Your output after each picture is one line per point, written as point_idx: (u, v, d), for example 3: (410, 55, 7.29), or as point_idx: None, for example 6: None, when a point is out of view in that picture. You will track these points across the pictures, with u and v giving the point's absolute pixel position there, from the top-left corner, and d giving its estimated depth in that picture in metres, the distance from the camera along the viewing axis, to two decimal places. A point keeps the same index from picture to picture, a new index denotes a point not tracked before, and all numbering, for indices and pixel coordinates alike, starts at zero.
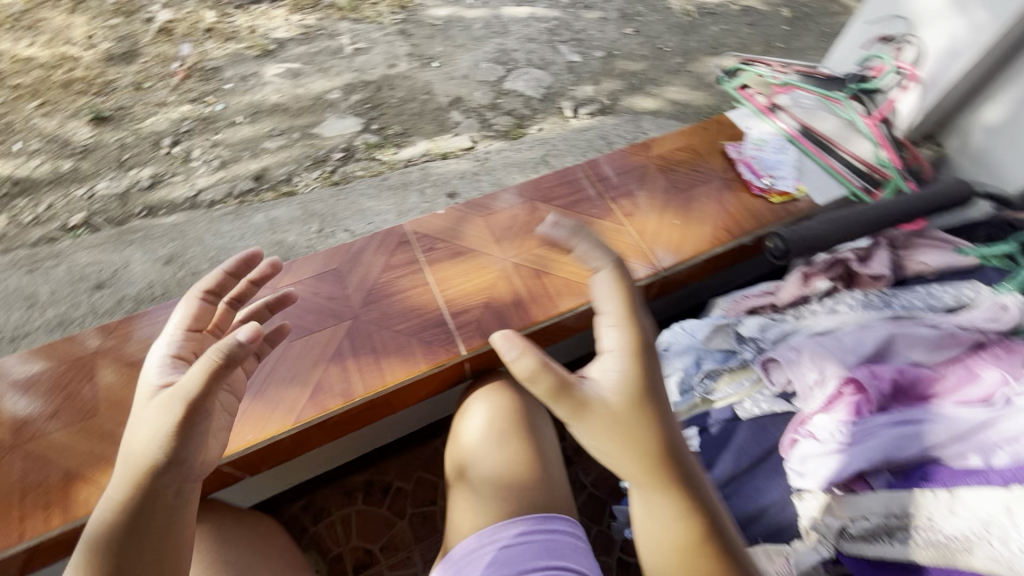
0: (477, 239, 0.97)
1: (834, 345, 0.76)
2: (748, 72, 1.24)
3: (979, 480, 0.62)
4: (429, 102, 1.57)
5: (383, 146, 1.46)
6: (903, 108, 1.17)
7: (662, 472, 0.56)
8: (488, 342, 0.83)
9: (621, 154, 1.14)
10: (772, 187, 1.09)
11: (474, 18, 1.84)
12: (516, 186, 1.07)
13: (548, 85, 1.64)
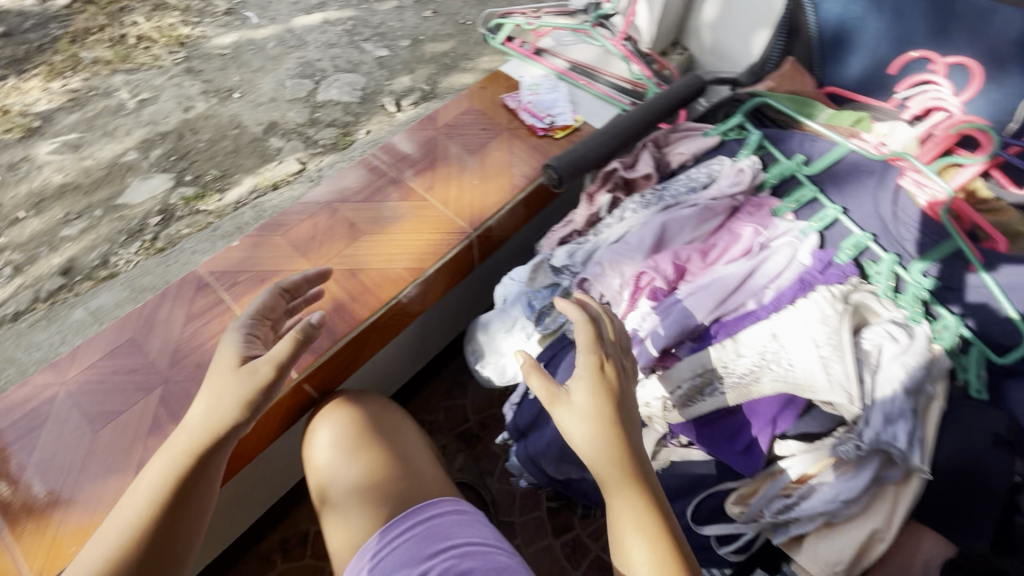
0: (280, 259, 0.92)
1: (624, 248, 0.83)
2: (507, 23, 1.28)
3: (752, 320, 0.73)
4: (241, 136, 1.33)
5: (204, 196, 1.20)
6: (641, 23, 1.22)
7: (615, 457, 0.62)
8: (318, 357, 0.81)
9: (419, 133, 1.12)
10: (554, 124, 1.11)
11: (265, 38, 1.58)
12: (312, 195, 1.02)
13: (363, 87, 1.46)
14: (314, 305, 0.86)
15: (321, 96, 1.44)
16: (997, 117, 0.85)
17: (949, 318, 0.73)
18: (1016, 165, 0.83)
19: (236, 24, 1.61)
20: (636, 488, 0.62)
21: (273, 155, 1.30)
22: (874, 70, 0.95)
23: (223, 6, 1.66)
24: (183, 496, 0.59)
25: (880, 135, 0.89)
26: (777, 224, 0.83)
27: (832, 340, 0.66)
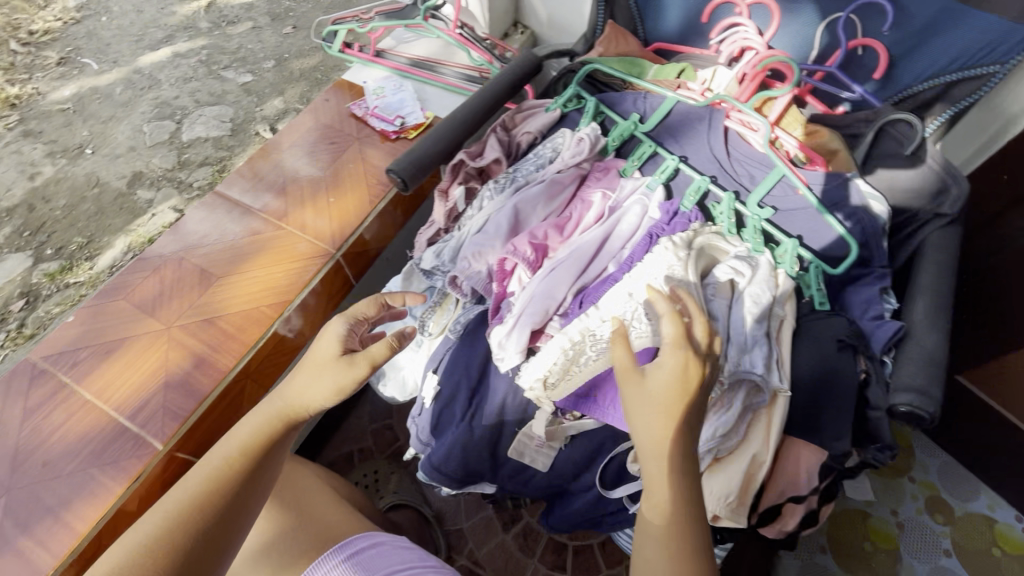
0: (128, 325, 0.84)
1: (483, 237, 0.80)
2: (341, 28, 1.21)
3: (609, 283, 0.75)
4: (103, 195, 1.22)
5: (72, 268, 1.12)
6: (476, 12, 1.24)
7: (675, 470, 0.52)
8: (187, 420, 0.75)
9: (278, 161, 1.07)
10: (405, 125, 1.09)
11: (110, 83, 1.41)
12: (163, 246, 0.94)
13: (232, 119, 1.38)
14: (172, 365, 0.80)
15: (186, 134, 1.34)
16: (800, 48, 0.92)
17: (787, 242, 0.78)
18: (823, 89, 0.90)
19: (73, 74, 1.42)
20: (670, 514, 0.52)
21: (145, 208, 1.21)
22: (689, 21, 1.00)
23: (54, 57, 1.44)
24: (245, 475, 0.59)
25: (704, 80, 0.94)
26: (624, 184, 0.85)
27: (679, 287, 0.69)
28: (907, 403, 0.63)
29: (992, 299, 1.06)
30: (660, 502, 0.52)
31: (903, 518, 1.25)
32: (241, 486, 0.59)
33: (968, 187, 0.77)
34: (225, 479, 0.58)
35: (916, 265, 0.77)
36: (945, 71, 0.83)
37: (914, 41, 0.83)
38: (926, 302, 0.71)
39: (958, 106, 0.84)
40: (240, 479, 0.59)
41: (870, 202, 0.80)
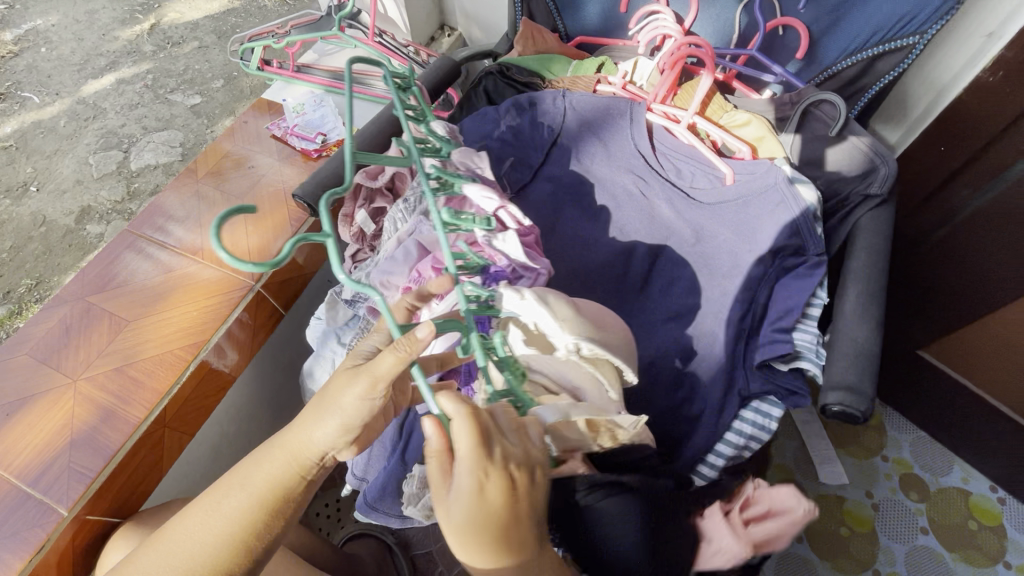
0: (36, 382, 0.80)
1: (390, 263, 0.75)
2: (255, 45, 1.11)
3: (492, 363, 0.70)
4: (48, 232, 1.18)
5: (20, 311, 1.09)
6: (397, 19, 1.21)
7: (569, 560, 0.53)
8: (94, 481, 0.72)
9: (204, 190, 1.02)
10: (326, 142, 1.06)
11: (56, 116, 1.30)
12: (83, 288, 0.90)
13: (182, 143, 1.35)
14: (78, 423, 0.76)
15: (135, 162, 1.30)
16: (720, 34, 0.89)
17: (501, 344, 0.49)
18: (747, 73, 0.87)
19: (13, 110, 1.28)
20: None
21: (93, 242, 1.19)
22: (608, 11, 0.96)
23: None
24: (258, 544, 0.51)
25: (626, 72, 0.90)
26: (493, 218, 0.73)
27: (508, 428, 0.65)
28: (839, 402, 0.60)
29: (944, 273, 1.04)
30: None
31: (878, 498, 1.22)
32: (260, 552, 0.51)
33: (897, 167, 0.75)
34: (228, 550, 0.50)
35: (848, 252, 0.74)
36: (868, 45, 0.79)
37: (833, 16, 0.80)
38: (858, 290, 0.68)
39: (884, 79, 0.81)
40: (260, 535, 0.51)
41: (798, 187, 0.76)
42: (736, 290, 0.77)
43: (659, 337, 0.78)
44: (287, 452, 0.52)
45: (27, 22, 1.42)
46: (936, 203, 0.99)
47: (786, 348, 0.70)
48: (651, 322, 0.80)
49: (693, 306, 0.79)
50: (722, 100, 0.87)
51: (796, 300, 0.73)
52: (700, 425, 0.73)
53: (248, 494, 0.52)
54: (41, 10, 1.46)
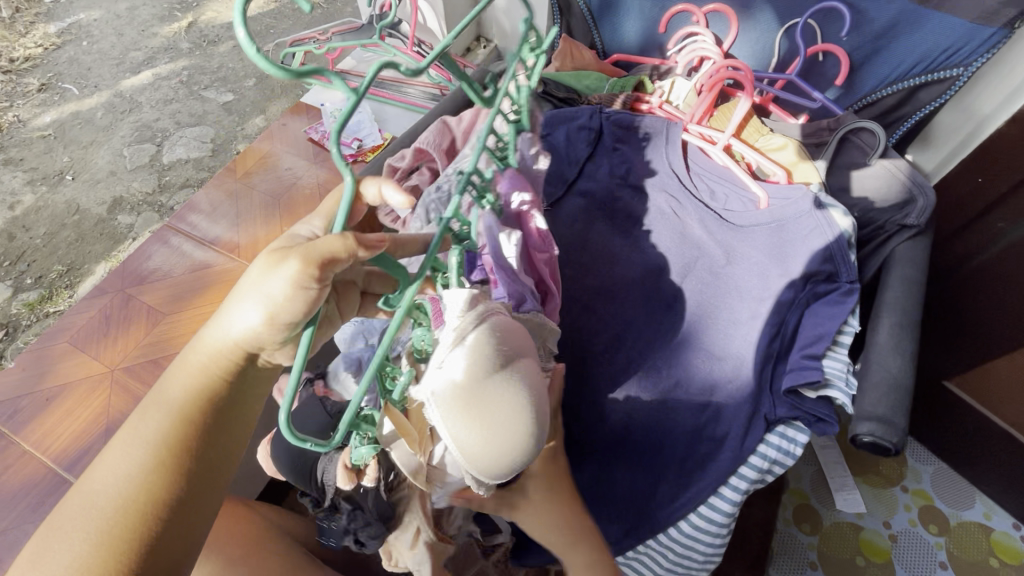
0: (73, 369, 0.83)
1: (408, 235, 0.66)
2: (297, 49, 1.15)
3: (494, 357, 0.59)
4: (83, 221, 1.22)
5: (54, 297, 1.12)
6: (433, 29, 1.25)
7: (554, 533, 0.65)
8: None
9: (241, 189, 1.05)
10: (362, 147, 1.08)
11: (94, 108, 1.37)
12: (119, 280, 0.93)
13: (214, 138, 1.38)
14: (113, 411, 0.79)
15: (166, 155, 1.35)
16: (758, 57, 0.90)
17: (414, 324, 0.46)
18: (785, 97, 0.87)
19: (54, 100, 1.36)
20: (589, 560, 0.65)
21: (125, 232, 1.22)
22: (647, 30, 0.97)
23: (35, 83, 1.37)
24: (201, 454, 0.42)
25: (663, 92, 0.90)
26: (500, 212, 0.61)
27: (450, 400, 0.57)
28: (870, 433, 0.60)
29: (973, 306, 1.03)
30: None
31: (896, 529, 1.20)
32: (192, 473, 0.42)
33: (935, 199, 0.74)
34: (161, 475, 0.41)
35: (882, 281, 0.73)
36: (910, 74, 0.79)
37: (874, 45, 0.80)
38: (892, 320, 0.68)
39: (925, 110, 0.80)
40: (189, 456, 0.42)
41: (832, 213, 0.76)
42: (765, 314, 0.77)
43: (684, 358, 0.79)
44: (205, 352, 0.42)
45: (71, 17, 1.50)
46: (970, 233, 0.98)
47: (817, 374, 0.69)
48: (678, 343, 0.80)
49: (719, 329, 0.79)
50: (760, 125, 0.87)
51: (827, 327, 0.72)
52: (724, 447, 0.73)
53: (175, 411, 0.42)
54: (84, 5, 1.54)
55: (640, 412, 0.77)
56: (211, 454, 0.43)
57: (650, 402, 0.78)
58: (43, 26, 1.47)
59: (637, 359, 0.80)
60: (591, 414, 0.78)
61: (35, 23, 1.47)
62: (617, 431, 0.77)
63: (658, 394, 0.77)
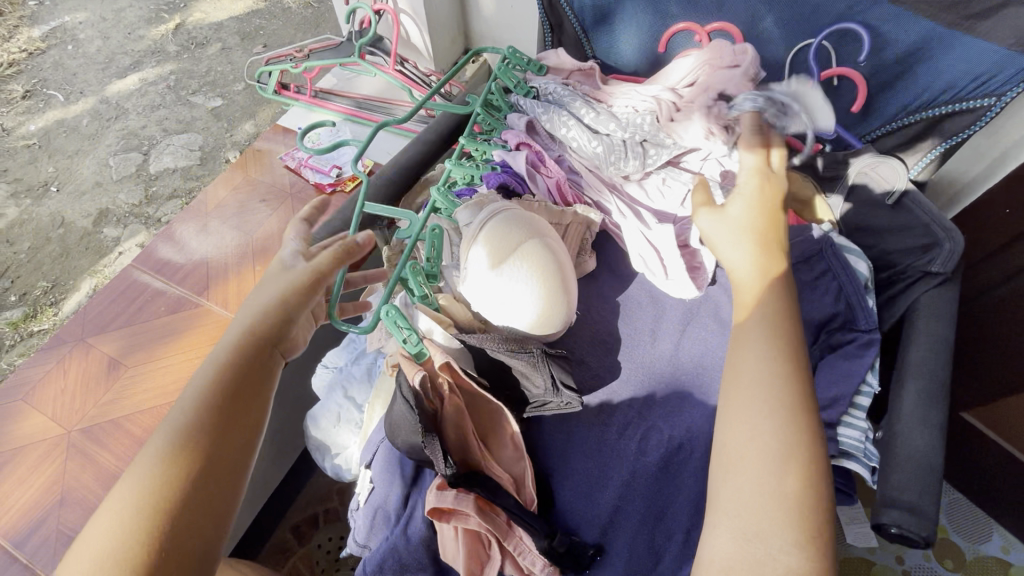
0: (55, 406, 0.83)
1: (621, 127, 0.80)
2: (273, 69, 1.09)
3: (517, 301, 0.65)
4: (69, 235, 1.23)
5: (37, 314, 1.13)
6: (417, 40, 1.26)
7: (791, 384, 0.51)
8: None
9: (214, 222, 1.06)
10: (341, 176, 1.08)
11: (78, 114, 1.43)
12: (97, 315, 0.93)
13: (202, 145, 1.42)
14: (80, 461, 0.77)
15: (156, 166, 1.36)
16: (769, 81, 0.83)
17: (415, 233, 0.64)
18: None
19: (39, 108, 1.43)
20: (778, 457, 0.48)
21: (111, 245, 1.24)
22: (645, 48, 0.91)
23: (20, 90, 1.45)
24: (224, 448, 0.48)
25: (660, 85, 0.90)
26: (516, 138, 0.79)
27: (501, 284, 0.64)
28: (896, 524, 0.55)
29: (999, 337, 0.94)
30: (765, 394, 0.51)
31: (909, 564, 1.10)
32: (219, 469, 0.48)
33: (964, 243, 0.67)
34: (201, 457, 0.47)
35: (905, 337, 0.67)
36: (932, 103, 0.72)
37: (896, 70, 0.72)
38: (918, 387, 0.62)
39: (952, 140, 0.73)
40: (215, 453, 0.48)
41: (848, 255, 0.72)
42: None
43: (689, 415, 0.71)
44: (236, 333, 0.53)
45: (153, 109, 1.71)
46: (996, 263, 0.91)
47: (832, 447, 0.63)
48: (678, 396, 0.73)
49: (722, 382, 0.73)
50: (789, 172, 0.79)
51: (843, 387, 0.66)
52: None
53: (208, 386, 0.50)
54: (70, 7, 1.67)
55: (640, 481, 0.68)
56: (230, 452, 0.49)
57: (649, 467, 0.69)
58: (30, 31, 1.59)
59: (635, 420, 0.72)
60: (586, 480, 0.70)
61: (20, 28, 1.59)
62: (613, 501, 0.68)
63: (659, 459, 0.69)
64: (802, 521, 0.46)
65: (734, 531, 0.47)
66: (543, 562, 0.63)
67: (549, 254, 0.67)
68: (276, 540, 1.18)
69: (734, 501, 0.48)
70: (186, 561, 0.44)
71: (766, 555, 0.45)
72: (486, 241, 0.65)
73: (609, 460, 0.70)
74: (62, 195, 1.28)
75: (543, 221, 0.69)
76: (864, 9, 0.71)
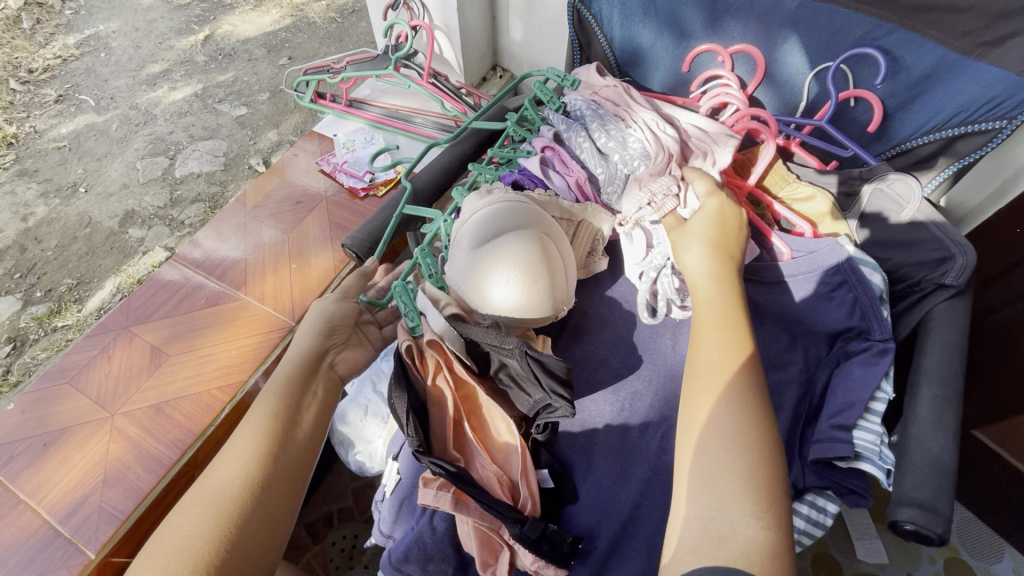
0: (89, 395, 0.86)
1: (625, 154, 0.81)
2: (311, 79, 1.15)
3: (485, 283, 0.67)
4: (95, 234, 1.27)
5: (61, 310, 1.16)
6: (447, 54, 1.31)
7: (740, 375, 0.57)
8: (139, 503, 0.76)
9: (248, 223, 1.10)
10: (374, 181, 1.14)
11: (107, 119, 1.49)
12: (130, 309, 0.97)
13: (227, 151, 1.48)
14: (114, 448, 0.81)
15: (180, 170, 1.41)
16: (788, 101, 0.88)
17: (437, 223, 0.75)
18: (812, 143, 0.85)
19: (71, 111, 1.49)
20: (740, 436, 0.52)
21: (136, 246, 1.28)
22: (670, 67, 0.96)
23: (53, 94, 1.51)
24: (291, 435, 0.60)
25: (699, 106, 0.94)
26: (543, 144, 0.84)
27: (476, 264, 0.67)
28: (912, 521, 0.58)
29: (1011, 353, 0.96)
30: (717, 384, 0.56)
31: None
32: (284, 449, 0.59)
33: (976, 257, 0.70)
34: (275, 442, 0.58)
35: (920, 345, 0.69)
36: (948, 124, 0.75)
37: (910, 92, 0.76)
38: (933, 392, 0.64)
39: (964, 161, 0.76)
40: (286, 442, 0.59)
41: (863, 267, 0.74)
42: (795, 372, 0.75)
43: None
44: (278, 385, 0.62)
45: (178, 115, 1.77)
46: (1008, 279, 0.93)
47: (848, 449, 0.65)
48: None
49: None
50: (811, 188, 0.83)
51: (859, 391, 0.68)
52: None
53: (264, 412, 0.60)
54: (103, 17, 1.75)
55: (661, 478, 0.71)
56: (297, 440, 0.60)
57: (670, 465, 0.71)
58: (65, 39, 1.67)
59: (657, 421, 0.75)
60: (609, 475, 0.72)
61: (55, 35, 1.67)
62: (635, 496, 0.70)
63: None
64: (765, 496, 0.50)
65: (701, 512, 0.50)
66: (529, 552, 0.64)
67: (533, 244, 0.68)
68: (291, 538, 1.19)
69: (700, 479, 0.51)
70: (272, 514, 0.56)
71: (728, 528, 0.48)
72: (475, 226, 0.70)
73: (631, 457, 0.72)
74: (92, 195, 1.33)
75: (544, 221, 0.72)
76: (882, 35, 0.75)
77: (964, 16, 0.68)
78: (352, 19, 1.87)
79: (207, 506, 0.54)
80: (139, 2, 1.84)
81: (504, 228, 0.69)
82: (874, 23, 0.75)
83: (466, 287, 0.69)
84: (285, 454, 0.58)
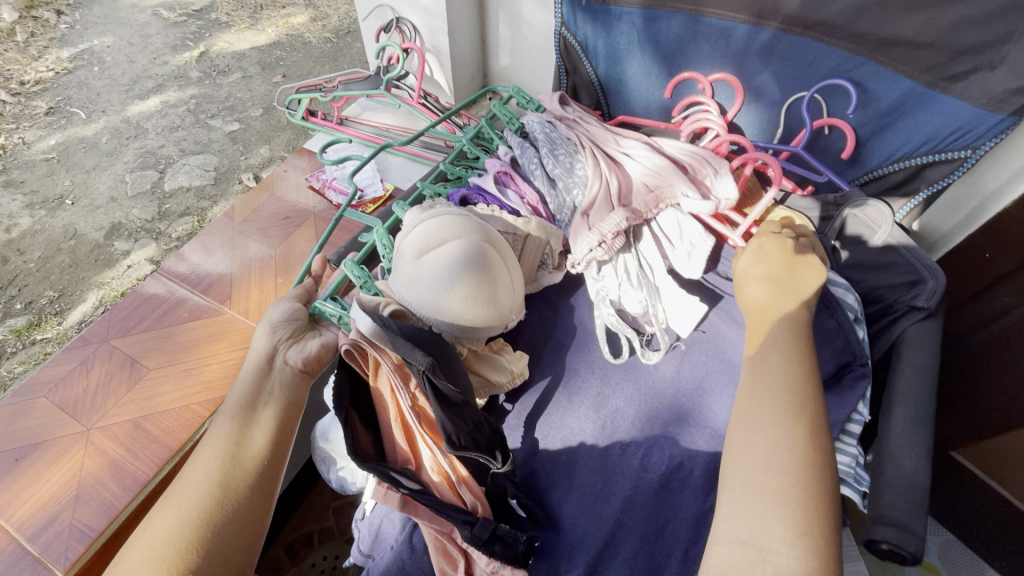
0: (63, 412, 0.85)
1: (570, 179, 0.83)
2: (303, 97, 1.16)
3: (429, 296, 0.67)
4: (79, 247, 1.26)
5: (41, 324, 1.14)
6: (437, 75, 1.34)
7: (796, 390, 0.58)
8: (113, 523, 0.74)
9: (236, 237, 1.11)
10: (364, 197, 1.14)
11: (97, 132, 1.49)
12: (111, 321, 0.96)
13: (217, 167, 1.49)
14: (91, 464, 0.79)
15: (170, 184, 1.42)
16: (766, 126, 0.91)
17: (378, 233, 0.76)
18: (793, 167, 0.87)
19: (61, 124, 1.49)
20: (789, 451, 0.54)
21: (120, 259, 1.27)
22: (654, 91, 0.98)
23: (43, 106, 1.51)
24: (246, 444, 0.61)
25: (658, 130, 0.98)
26: (496, 163, 0.87)
27: (418, 277, 0.67)
28: None
29: (983, 374, 0.98)
30: (773, 412, 0.57)
31: None
32: (242, 458, 0.61)
33: (946, 281, 0.72)
34: (233, 454, 0.61)
35: (893, 367, 0.71)
36: (917, 152, 0.78)
37: (882, 121, 0.79)
38: (906, 413, 0.66)
39: (935, 186, 0.79)
40: (243, 453, 0.61)
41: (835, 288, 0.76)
42: None
43: (687, 436, 0.74)
44: (237, 393, 0.65)
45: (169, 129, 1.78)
46: (980, 302, 0.95)
47: None
48: (677, 416, 0.77)
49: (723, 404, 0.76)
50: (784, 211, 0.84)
51: (834, 412, 0.69)
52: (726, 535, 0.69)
53: (223, 426, 0.63)
54: (98, 32, 1.77)
55: (641, 497, 0.71)
56: (254, 449, 0.62)
57: (650, 483, 0.72)
58: (58, 51, 1.67)
59: (637, 439, 0.75)
60: (589, 493, 0.72)
61: (49, 48, 1.67)
62: (615, 514, 0.70)
63: (660, 476, 0.72)
64: (804, 514, 0.50)
65: (738, 536, 0.51)
66: (482, 554, 0.64)
67: (478, 255, 0.68)
68: (269, 558, 1.17)
69: (740, 498, 0.53)
70: (235, 523, 0.57)
71: (762, 555, 0.49)
72: (416, 241, 0.69)
73: (611, 475, 0.73)
74: (76, 207, 1.32)
75: (484, 231, 0.71)
76: (853, 67, 0.78)
77: (929, 52, 0.70)
78: (347, 39, 1.91)
79: (173, 519, 0.56)
80: (136, 18, 1.87)
81: (443, 241, 0.68)
82: (845, 56, 0.78)
83: (412, 301, 0.68)
84: (245, 463, 0.61)
